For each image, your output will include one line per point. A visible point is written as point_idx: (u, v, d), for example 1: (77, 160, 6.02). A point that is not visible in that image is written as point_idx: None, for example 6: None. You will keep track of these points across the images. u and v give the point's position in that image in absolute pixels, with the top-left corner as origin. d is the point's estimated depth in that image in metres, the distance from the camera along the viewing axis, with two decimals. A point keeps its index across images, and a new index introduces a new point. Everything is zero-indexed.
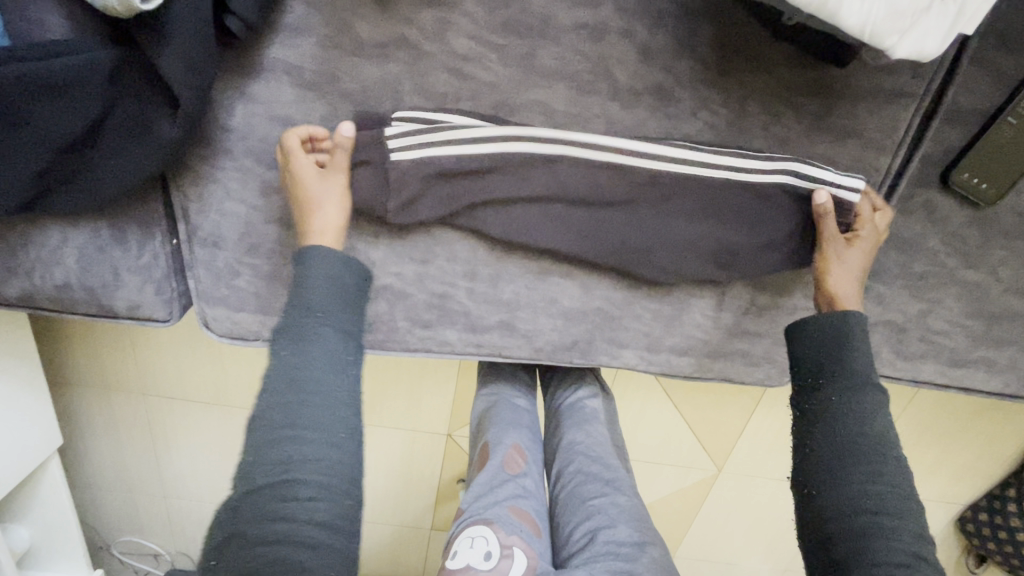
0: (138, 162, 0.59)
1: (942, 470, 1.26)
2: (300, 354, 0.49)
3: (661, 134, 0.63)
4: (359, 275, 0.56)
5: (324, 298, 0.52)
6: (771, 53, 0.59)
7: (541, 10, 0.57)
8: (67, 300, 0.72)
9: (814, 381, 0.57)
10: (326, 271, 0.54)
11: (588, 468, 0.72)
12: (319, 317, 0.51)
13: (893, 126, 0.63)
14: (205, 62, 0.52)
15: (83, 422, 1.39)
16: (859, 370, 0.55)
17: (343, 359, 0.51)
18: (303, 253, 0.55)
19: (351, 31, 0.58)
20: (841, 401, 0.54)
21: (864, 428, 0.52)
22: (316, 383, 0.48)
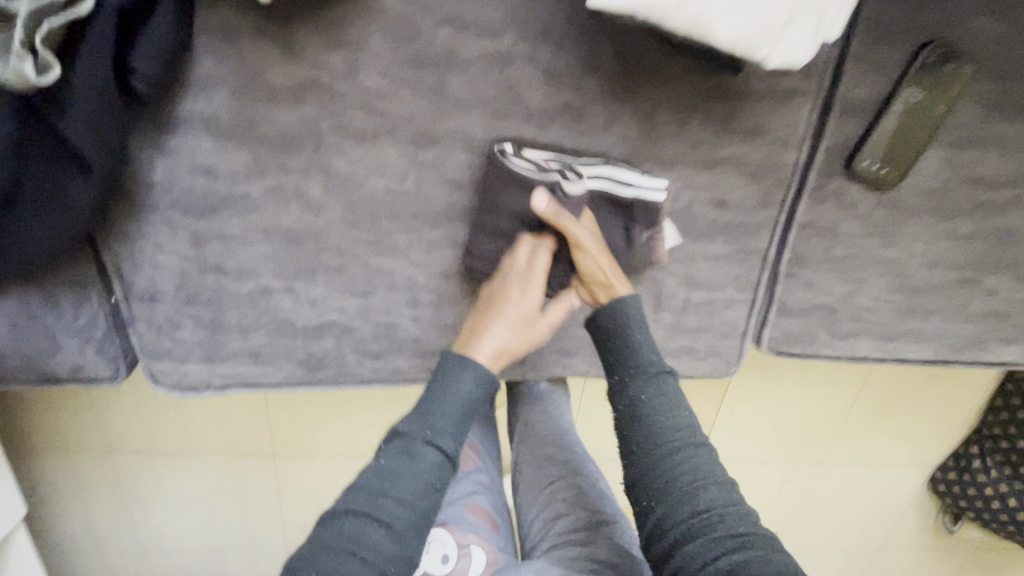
0: (59, 226, 0.59)
1: (908, 435, 1.31)
2: (403, 467, 0.54)
3: (579, 150, 0.65)
4: (487, 387, 0.61)
5: (451, 415, 0.58)
6: (671, 66, 0.62)
7: (447, 43, 0.58)
8: (6, 370, 0.71)
9: (621, 381, 0.62)
10: (466, 387, 0.59)
11: (543, 452, 0.76)
12: (426, 434, 0.56)
13: (794, 122, 0.66)
14: (112, 125, 0.53)
15: (49, 487, 1.35)
16: (639, 361, 0.62)
17: (429, 481, 0.55)
18: (451, 355, 0.61)
19: (261, 78, 0.58)
20: (643, 402, 0.60)
21: (665, 428, 0.58)
22: (401, 491, 0.53)
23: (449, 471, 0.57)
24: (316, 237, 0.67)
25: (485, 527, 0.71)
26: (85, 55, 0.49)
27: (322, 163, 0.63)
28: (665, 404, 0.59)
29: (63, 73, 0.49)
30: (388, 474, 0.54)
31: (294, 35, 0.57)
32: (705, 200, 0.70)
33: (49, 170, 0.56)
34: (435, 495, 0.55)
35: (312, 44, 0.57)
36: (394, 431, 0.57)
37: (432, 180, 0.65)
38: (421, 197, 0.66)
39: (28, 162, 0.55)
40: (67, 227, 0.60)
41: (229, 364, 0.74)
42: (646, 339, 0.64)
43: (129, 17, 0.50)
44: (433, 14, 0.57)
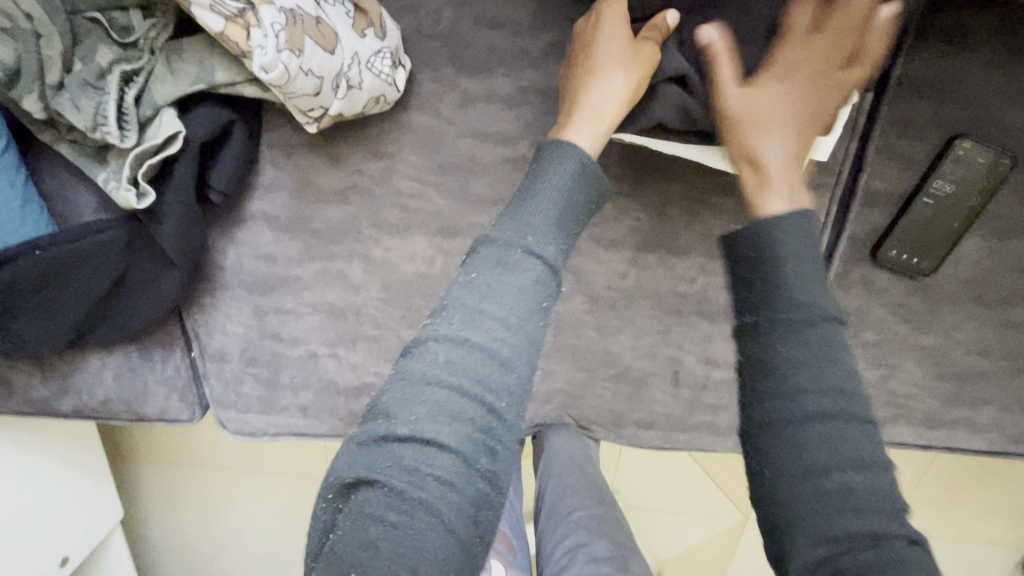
0: (151, 303, 0.72)
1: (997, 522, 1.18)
2: (498, 277, 0.45)
3: (593, 240, 0.69)
4: (599, 183, 0.51)
5: (551, 200, 0.48)
6: (680, 165, 0.65)
7: (468, 151, 0.65)
8: (109, 410, 0.85)
9: (755, 324, 0.48)
10: (566, 167, 0.50)
11: (566, 479, 0.77)
12: (527, 237, 0.47)
13: (810, 213, 0.67)
14: (192, 234, 0.64)
15: (143, 492, 1.56)
16: (796, 296, 0.46)
17: (533, 298, 0.46)
18: (551, 142, 0.53)
19: (312, 182, 0.68)
20: (783, 359, 0.46)
21: (806, 403, 0.45)
22: (485, 315, 0.44)
23: (552, 294, 0.47)
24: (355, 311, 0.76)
25: (505, 551, 0.78)
26: (173, 180, 0.61)
27: (362, 251, 0.72)
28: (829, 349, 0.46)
29: (158, 194, 0.61)
30: (484, 285, 0.45)
31: (340, 148, 0.66)
32: (721, 286, 0.71)
33: (144, 262, 0.69)
34: (533, 322, 0.46)
35: (354, 155, 0.66)
36: (486, 239, 0.47)
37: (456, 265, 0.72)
38: (446, 279, 0.73)
39: (132, 257, 0.69)
40: (152, 304, 0.72)
41: (282, 416, 0.84)
42: (805, 284, 0.47)
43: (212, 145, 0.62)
44: (456, 127, 0.64)
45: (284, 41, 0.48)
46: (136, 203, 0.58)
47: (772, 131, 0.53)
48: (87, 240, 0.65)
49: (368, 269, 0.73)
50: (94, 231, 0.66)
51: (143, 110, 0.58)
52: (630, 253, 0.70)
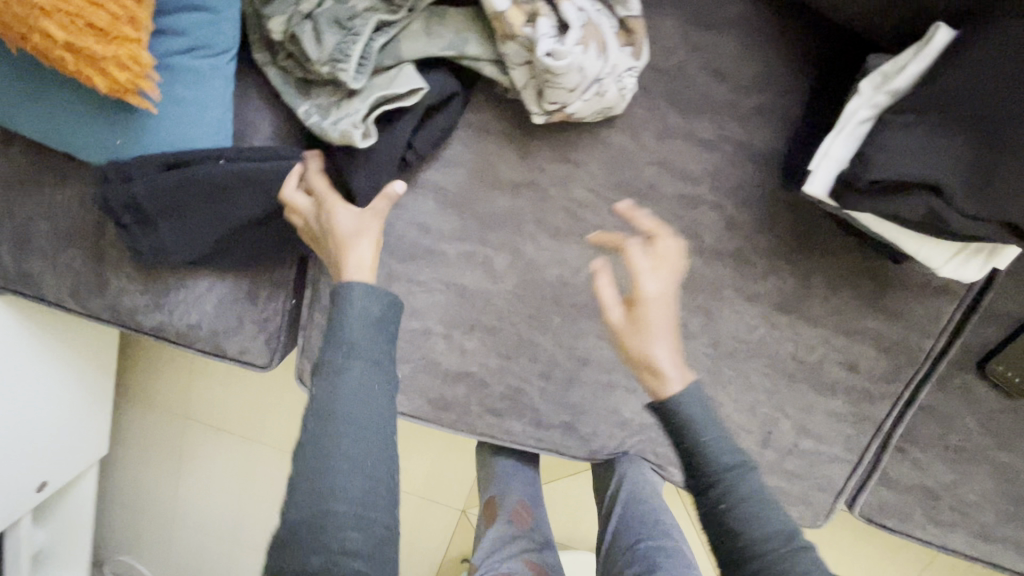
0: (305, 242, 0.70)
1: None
2: (334, 389, 0.51)
3: (735, 290, 0.73)
4: (389, 304, 0.56)
5: (358, 333, 0.53)
6: (838, 241, 0.70)
7: (652, 178, 0.69)
8: (192, 337, 0.82)
9: (717, 533, 0.62)
10: (363, 305, 0.54)
11: (634, 511, 0.77)
12: (349, 352, 0.52)
13: (937, 314, 0.72)
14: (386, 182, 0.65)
15: (128, 432, 1.46)
16: (727, 462, 0.63)
17: (365, 392, 0.51)
18: (339, 287, 0.55)
19: (494, 169, 0.70)
20: (733, 511, 0.61)
21: (760, 539, 0.59)
22: (351, 418, 0.50)
23: (385, 387, 0.53)
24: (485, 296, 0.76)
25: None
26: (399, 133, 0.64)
27: (514, 244, 0.74)
28: (759, 506, 0.60)
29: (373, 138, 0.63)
30: (328, 406, 0.50)
31: (532, 144, 0.69)
32: (834, 360, 0.76)
33: None
34: (383, 427, 0.52)
35: (544, 154, 0.69)
36: (319, 363, 0.52)
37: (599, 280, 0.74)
38: (582, 291, 0.75)
39: None
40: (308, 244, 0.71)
41: None
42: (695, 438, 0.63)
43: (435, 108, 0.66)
44: (649, 155, 0.68)
45: (577, 37, 0.53)
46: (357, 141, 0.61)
47: (644, 341, 0.71)
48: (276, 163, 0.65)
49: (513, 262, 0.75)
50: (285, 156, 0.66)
51: (381, 61, 0.61)
52: (765, 309, 0.74)
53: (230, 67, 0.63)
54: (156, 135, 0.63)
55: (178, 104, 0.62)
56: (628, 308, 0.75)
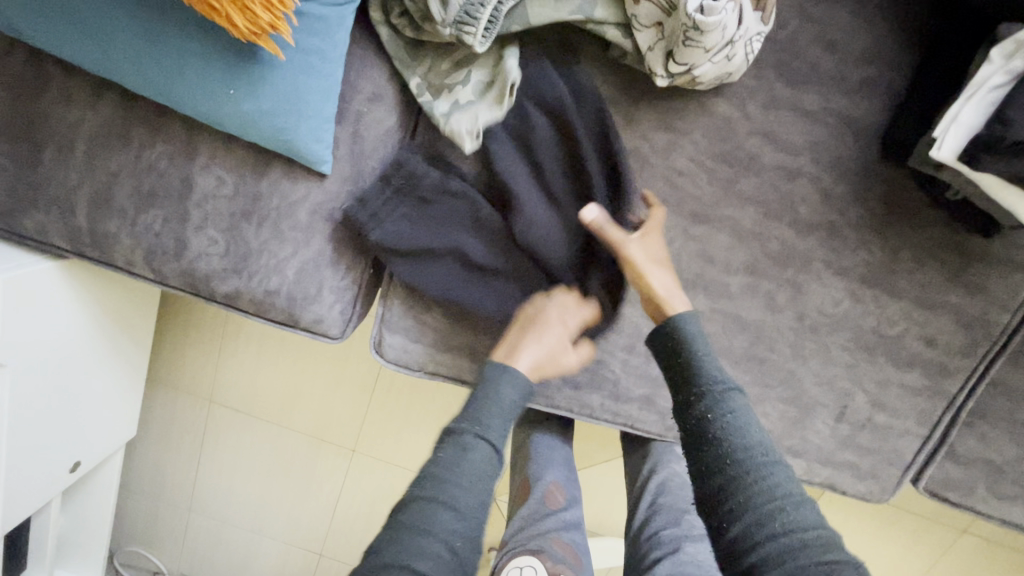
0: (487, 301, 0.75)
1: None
2: (457, 459, 0.56)
3: (824, 262, 0.75)
4: (525, 394, 0.63)
5: (492, 415, 0.59)
6: (927, 217, 0.72)
7: (753, 149, 0.70)
8: (268, 305, 0.79)
9: (696, 451, 0.57)
10: (507, 394, 0.61)
11: (666, 500, 0.77)
12: (476, 429, 0.58)
13: (1016, 290, 0.74)
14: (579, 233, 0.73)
15: (152, 415, 1.41)
16: (716, 377, 0.59)
17: (481, 477, 0.56)
18: (490, 366, 0.64)
19: (597, 137, 0.71)
20: (715, 420, 0.56)
21: (743, 446, 0.54)
22: (462, 482, 0.54)
23: (496, 471, 0.57)
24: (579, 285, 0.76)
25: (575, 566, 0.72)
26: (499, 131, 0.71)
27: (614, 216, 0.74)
28: (735, 429, 0.56)
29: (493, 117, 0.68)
30: (447, 465, 0.55)
31: (637, 112, 0.70)
32: (914, 333, 0.77)
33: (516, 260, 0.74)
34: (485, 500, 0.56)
35: (649, 122, 0.70)
36: (447, 429, 0.58)
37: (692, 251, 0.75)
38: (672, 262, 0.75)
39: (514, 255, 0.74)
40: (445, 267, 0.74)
41: (450, 355, 0.82)
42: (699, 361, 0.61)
43: (560, 121, 0.70)
44: (752, 125, 0.70)
45: None
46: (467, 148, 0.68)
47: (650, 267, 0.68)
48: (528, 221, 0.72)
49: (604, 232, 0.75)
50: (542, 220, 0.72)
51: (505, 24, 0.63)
52: (851, 283, 0.75)
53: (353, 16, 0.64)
54: (270, 84, 0.63)
55: (304, 52, 0.62)
56: (716, 280, 0.76)
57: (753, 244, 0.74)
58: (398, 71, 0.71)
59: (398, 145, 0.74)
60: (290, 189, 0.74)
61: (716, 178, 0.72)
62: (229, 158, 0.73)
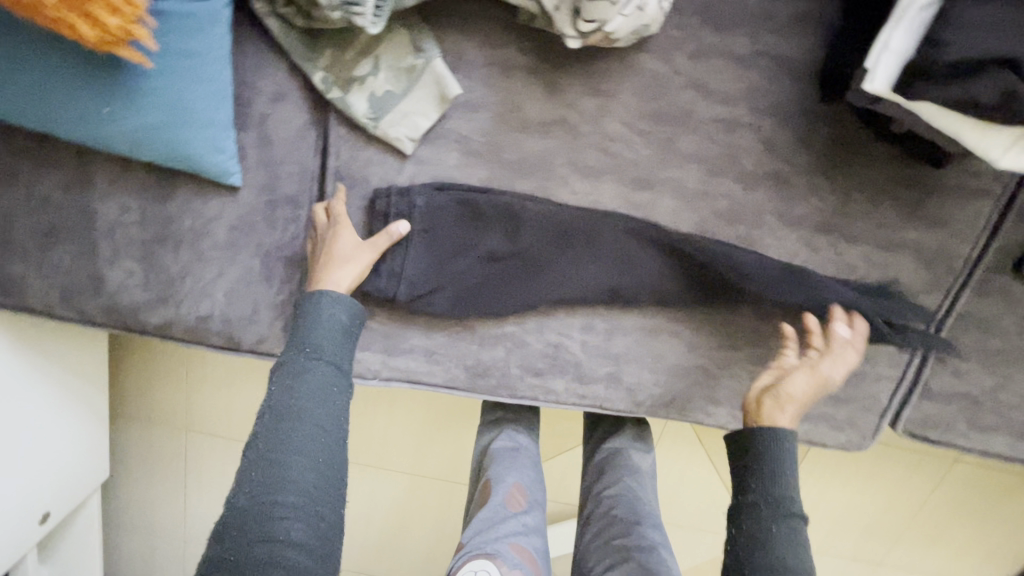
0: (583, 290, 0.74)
1: (975, 549, 1.38)
2: (293, 389, 0.55)
3: (776, 214, 0.71)
4: (355, 314, 0.63)
5: (322, 341, 0.58)
6: (876, 153, 0.69)
7: (687, 104, 0.66)
8: (203, 332, 0.75)
9: (736, 555, 0.59)
10: (329, 315, 0.60)
11: (608, 491, 0.96)
12: (309, 353, 0.57)
13: (975, 218, 0.71)
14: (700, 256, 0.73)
15: (127, 453, 1.36)
16: (786, 492, 0.60)
17: (325, 391, 0.56)
18: (308, 297, 0.62)
19: (520, 110, 0.66)
20: (766, 531, 0.58)
21: (791, 568, 0.56)
22: (307, 412, 0.54)
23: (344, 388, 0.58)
24: (541, 288, 0.72)
25: (526, 565, 0.84)
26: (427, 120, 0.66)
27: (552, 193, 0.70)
28: (798, 546, 0.57)
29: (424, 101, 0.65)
30: (285, 403, 0.54)
31: (560, 78, 0.65)
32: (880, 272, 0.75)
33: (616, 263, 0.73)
34: (336, 417, 0.56)
35: (573, 88, 0.65)
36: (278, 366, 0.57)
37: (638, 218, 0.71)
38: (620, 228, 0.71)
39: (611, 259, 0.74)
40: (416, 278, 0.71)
41: (403, 358, 0.78)
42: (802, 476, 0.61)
43: (482, 100, 0.66)
44: (683, 78, 0.65)
45: None
46: (408, 150, 0.67)
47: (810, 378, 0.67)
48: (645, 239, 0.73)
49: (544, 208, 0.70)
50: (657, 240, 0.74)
51: (398, 0, 0.58)
52: (807, 232, 0.72)
53: (227, 12, 0.59)
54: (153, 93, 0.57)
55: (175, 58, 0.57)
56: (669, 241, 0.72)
57: (701, 204, 0.71)
58: (299, 67, 0.65)
59: (312, 144, 0.69)
60: (204, 205, 0.69)
61: (653, 139, 0.68)
62: (133, 182, 0.68)
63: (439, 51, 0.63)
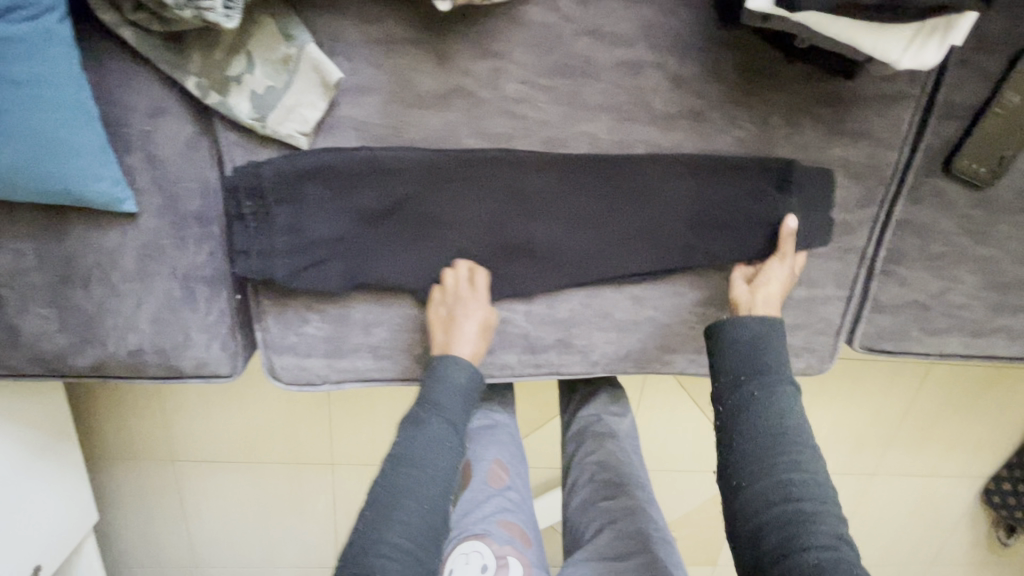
0: (691, 243, 0.73)
1: (958, 445, 1.42)
2: (415, 437, 0.63)
3: (697, 152, 0.69)
4: (473, 376, 0.69)
5: (447, 397, 0.66)
6: (789, 72, 0.66)
7: (585, 51, 0.63)
8: (139, 365, 0.72)
9: (725, 431, 0.65)
10: (457, 376, 0.68)
11: (595, 455, 0.98)
12: (433, 409, 0.66)
13: (898, 124, 0.70)
14: (747, 192, 0.71)
15: (111, 496, 1.32)
16: (771, 366, 0.66)
17: (443, 444, 0.64)
18: (439, 358, 0.69)
19: (412, 85, 0.63)
20: (753, 398, 0.64)
21: (774, 424, 0.62)
22: (423, 457, 0.62)
23: (456, 441, 0.65)
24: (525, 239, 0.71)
25: (519, 540, 0.87)
26: (321, 114, 0.62)
27: (470, 163, 0.66)
28: (781, 412, 0.63)
29: (309, 93, 0.61)
30: (409, 449, 0.63)
31: (446, 45, 0.61)
32: (826, 185, 0.72)
33: (715, 231, 0.73)
34: (447, 466, 0.63)
35: (461, 53, 0.62)
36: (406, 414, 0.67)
37: (553, 164, 0.68)
38: (543, 170, 0.68)
39: (738, 200, 0.71)
40: (380, 273, 0.69)
41: (349, 359, 0.76)
42: (777, 350, 0.67)
43: (371, 81, 0.62)
44: (574, 25, 0.62)
45: None
46: (304, 145, 0.64)
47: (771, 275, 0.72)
48: (739, 186, 0.71)
49: (453, 160, 0.66)
50: (743, 189, 0.71)
51: None
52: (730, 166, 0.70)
53: (65, 26, 0.56)
54: (14, 125, 0.56)
55: (21, 85, 0.55)
56: (598, 167, 0.69)
57: (618, 154, 0.68)
58: (169, 76, 0.61)
59: (205, 156, 0.65)
60: (103, 237, 0.66)
61: (556, 95, 0.64)
62: (25, 225, 0.65)
63: (310, 35, 0.59)
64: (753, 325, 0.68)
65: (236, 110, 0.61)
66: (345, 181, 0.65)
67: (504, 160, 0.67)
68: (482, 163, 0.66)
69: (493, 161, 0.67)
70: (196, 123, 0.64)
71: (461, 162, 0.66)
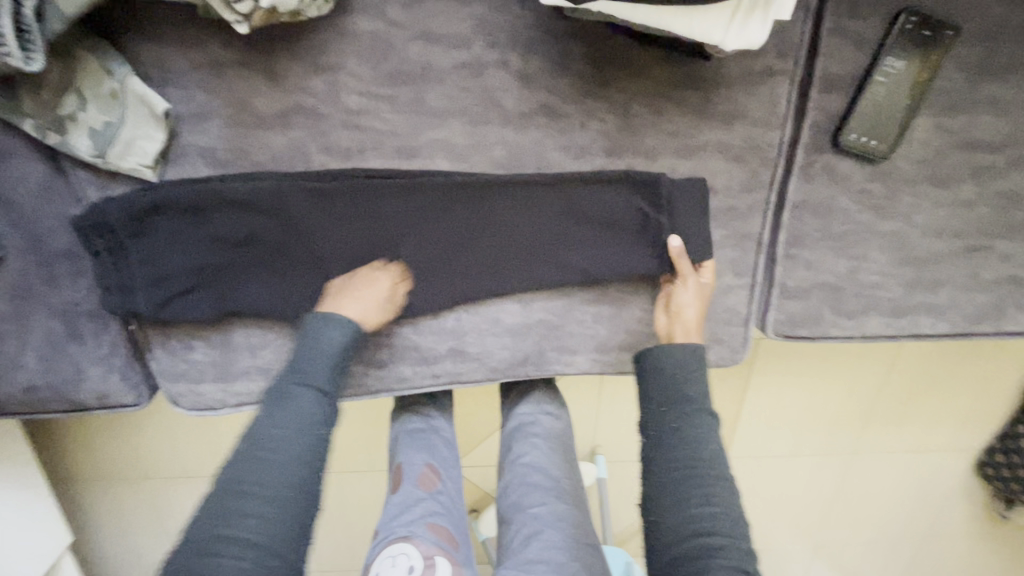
0: (566, 250, 0.71)
1: (942, 420, 1.33)
2: (282, 409, 0.58)
3: (559, 149, 0.67)
4: (352, 340, 0.64)
5: (316, 363, 0.62)
6: (641, 59, 0.63)
7: (421, 57, 0.61)
8: (38, 401, 0.74)
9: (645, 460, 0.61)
10: (331, 341, 0.63)
11: (527, 457, 0.89)
12: (301, 379, 0.60)
13: (773, 101, 0.66)
14: (617, 199, 0.69)
15: None
16: (694, 393, 0.63)
17: (311, 419, 0.59)
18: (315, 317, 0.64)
19: (251, 107, 0.62)
20: (673, 425, 0.61)
21: (692, 454, 0.59)
22: (288, 435, 0.57)
23: (328, 414, 0.61)
24: (394, 258, 0.69)
25: (446, 543, 0.84)
26: (160, 148, 0.62)
27: (323, 188, 0.65)
28: (695, 434, 0.60)
29: (146, 125, 0.61)
30: (274, 423, 0.57)
31: (277, 65, 0.60)
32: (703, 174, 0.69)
33: (591, 235, 0.71)
34: (314, 441, 0.58)
35: (294, 70, 0.61)
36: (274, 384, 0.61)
37: (411, 183, 0.66)
38: (400, 190, 0.66)
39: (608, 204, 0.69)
40: (249, 303, 0.69)
41: (242, 382, 0.76)
42: (702, 378, 0.64)
43: (210, 106, 0.62)
44: (405, 31, 0.60)
45: None
46: (152, 177, 0.64)
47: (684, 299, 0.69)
48: (608, 193, 0.69)
49: (303, 188, 0.64)
50: (611, 195, 0.69)
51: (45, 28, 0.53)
52: (597, 160, 0.68)
53: None
54: None
55: None
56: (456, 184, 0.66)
57: (476, 157, 0.66)
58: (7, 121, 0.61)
59: (67, 194, 0.66)
60: None
61: (400, 104, 0.63)
62: None
63: (131, 68, 0.59)
64: (680, 351, 0.65)
65: (71, 146, 0.60)
66: (193, 213, 0.65)
67: (358, 185, 0.65)
68: (336, 190, 0.65)
69: (346, 185, 0.65)
70: (52, 162, 0.64)
71: (313, 189, 0.64)
